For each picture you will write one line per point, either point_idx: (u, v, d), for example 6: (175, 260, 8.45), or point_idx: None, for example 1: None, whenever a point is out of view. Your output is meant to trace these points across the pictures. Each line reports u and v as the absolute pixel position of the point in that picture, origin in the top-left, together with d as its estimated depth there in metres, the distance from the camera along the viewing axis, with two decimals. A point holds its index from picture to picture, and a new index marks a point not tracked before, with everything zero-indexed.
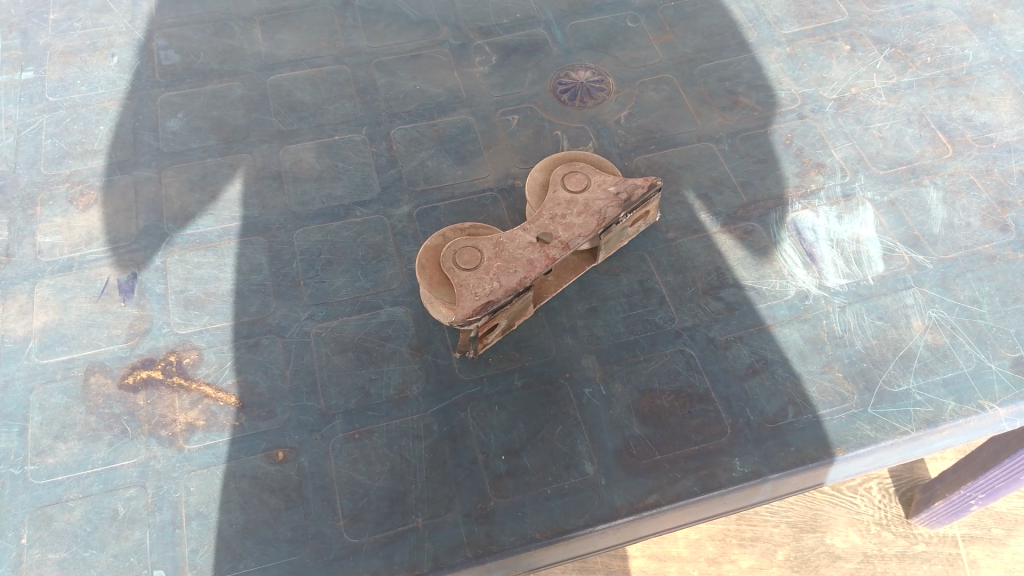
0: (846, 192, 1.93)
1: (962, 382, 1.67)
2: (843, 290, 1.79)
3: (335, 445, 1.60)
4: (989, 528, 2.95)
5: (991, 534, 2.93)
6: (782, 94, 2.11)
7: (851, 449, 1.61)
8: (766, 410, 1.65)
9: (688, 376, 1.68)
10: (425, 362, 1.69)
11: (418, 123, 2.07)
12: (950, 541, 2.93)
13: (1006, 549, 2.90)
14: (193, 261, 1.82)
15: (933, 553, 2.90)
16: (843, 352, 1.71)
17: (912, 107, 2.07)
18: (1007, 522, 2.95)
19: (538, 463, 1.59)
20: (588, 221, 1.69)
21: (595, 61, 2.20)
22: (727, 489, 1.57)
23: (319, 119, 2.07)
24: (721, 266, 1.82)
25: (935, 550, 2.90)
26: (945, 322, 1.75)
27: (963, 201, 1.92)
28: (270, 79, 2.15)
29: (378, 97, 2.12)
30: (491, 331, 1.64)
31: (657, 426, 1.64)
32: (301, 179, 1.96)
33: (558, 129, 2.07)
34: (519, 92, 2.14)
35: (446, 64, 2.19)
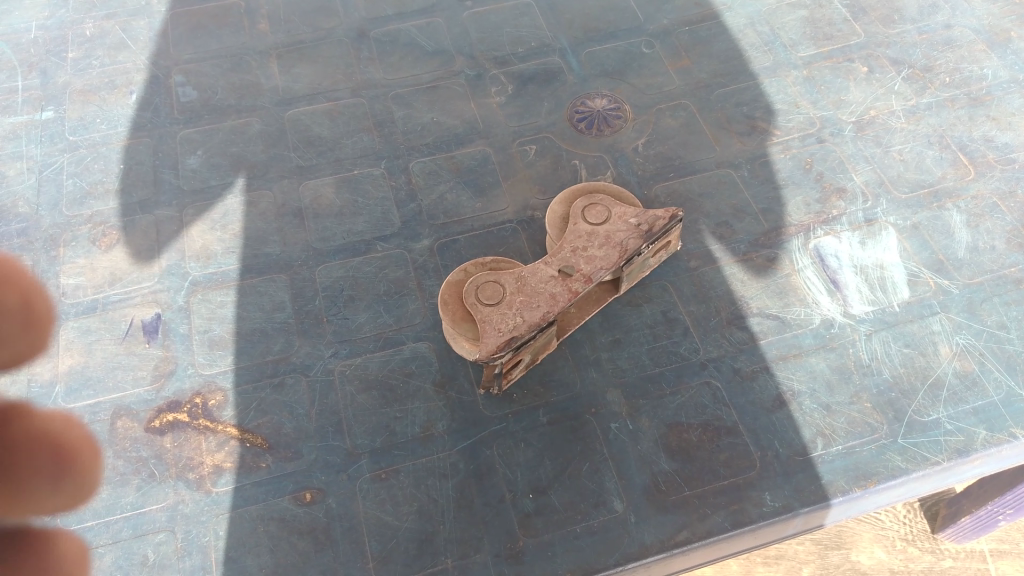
0: (869, 217, 1.92)
1: (992, 410, 1.65)
2: (868, 317, 1.77)
3: (362, 484, 1.60)
4: (1017, 542, 2.92)
5: (1019, 548, 2.91)
6: (800, 118, 2.10)
7: (882, 480, 1.58)
8: (795, 442, 1.63)
9: (715, 410, 1.67)
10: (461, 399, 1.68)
11: (436, 156, 2.08)
12: (977, 556, 2.92)
13: None
14: (216, 300, 1.83)
15: (960, 568, 2.88)
16: (871, 381, 1.69)
17: (932, 128, 2.06)
18: None
19: (566, 501, 1.58)
20: (609, 254, 1.70)
21: (611, 88, 2.20)
22: (758, 524, 1.55)
23: (338, 154, 2.09)
24: (744, 295, 1.81)
25: (962, 566, 2.89)
26: (973, 349, 1.72)
27: (987, 224, 1.90)
28: (288, 114, 2.17)
29: (396, 130, 2.13)
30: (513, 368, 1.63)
31: (685, 460, 1.62)
32: (321, 214, 1.97)
33: (576, 158, 2.07)
34: (536, 121, 2.15)
35: (462, 95, 2.20)
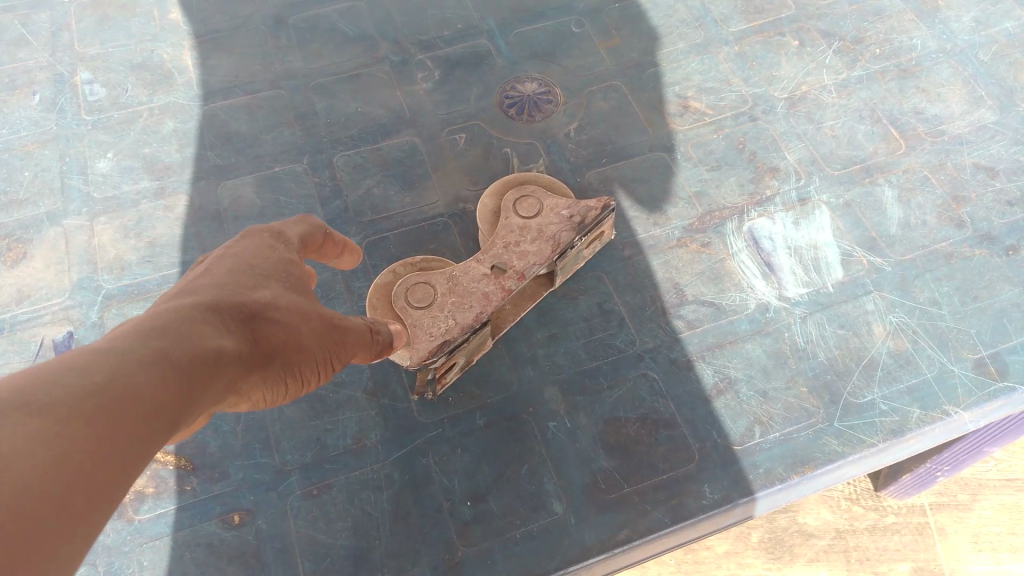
0: (802, 196, 1.90)
1: (925, 389, 1.65)
2: (803, 300, 1.76)
3: (293, 502, 1.55)
4: (955, 494, 2.96)
5: (957, 499, 2.95)
6: (732, 96, 2.06)
7: (819, 466, 1.58)
8: (732, 432, 1.62)
9: (653, 402, 1.65)
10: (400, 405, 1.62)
11: (362, 149, 2.01)
12: (918, 510, 2.94)
13: (972, 514, 2.92)
14: (132, 314, 1.78)
15: (903, 523, 2.91)
16: (807, 365, 1.68)
17: (863, 103, 2.04)
18: (972, 486, 2.97)
19: (505, 506, 1.55)
20: (542, 248, 1.65)
21: (541, 71, 2.13)
22: (698, 518, 1.54)
23: (257, 151, 2.00)
24: (679, 282, 1.79)
25: (904, 521, 2.92)
26: (906, 327, 1.72)
27: (918, 198, 1.89)
28: (204, 109, 2.07)
29: (318, 122, 2.05)
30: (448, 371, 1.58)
31: (624, 456, 1.60)
32: (241, 217, 1.91)
33: (507, 146, 2.01)
34: (464, 108, 2.08)
35: (387, 83, 2.11)
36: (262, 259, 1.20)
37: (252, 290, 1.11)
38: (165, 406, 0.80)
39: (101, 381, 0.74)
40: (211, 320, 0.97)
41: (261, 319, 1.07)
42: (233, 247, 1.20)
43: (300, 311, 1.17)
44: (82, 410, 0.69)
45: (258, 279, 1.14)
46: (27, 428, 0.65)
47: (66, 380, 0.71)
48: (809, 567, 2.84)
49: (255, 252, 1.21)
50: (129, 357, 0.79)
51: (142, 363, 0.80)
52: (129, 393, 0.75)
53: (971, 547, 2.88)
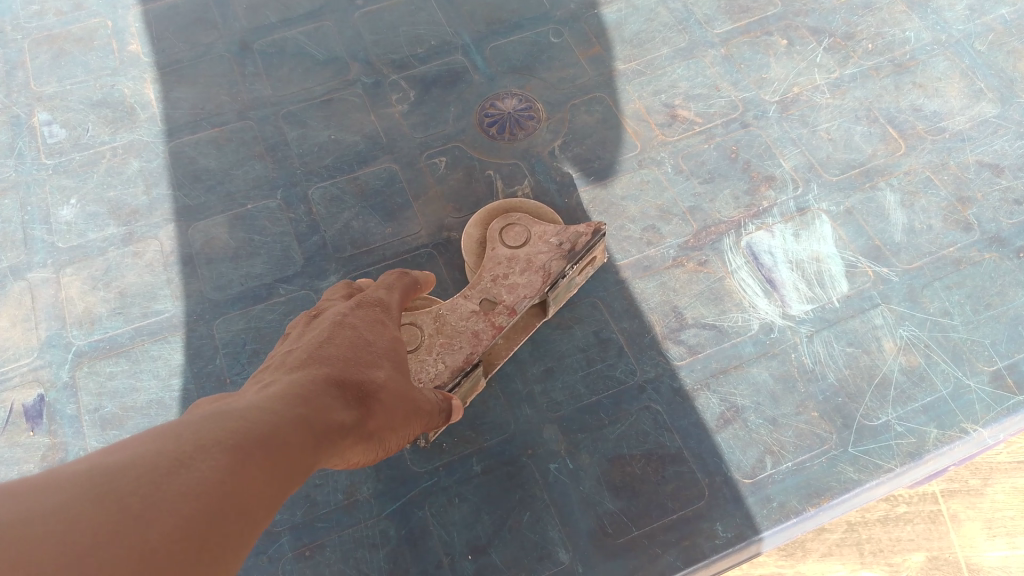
0: (801, 205, 1.81)
1: (942, 407, 1.58)
2: (809, 317, 1.68)
3: (284, 566, 1.47)
4: None
5: None
6: (721, 102, 1.97)
7: (835, 496, 1.51)
8: (743, 463, 1.54)
9: (658, 436, 1.57)
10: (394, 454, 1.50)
11: (337, 179, 1.91)
12: None
13: None
14: (105, 371, 1.69)
15: None
16: (817, 387, 1.61)
17: (858, 102, 1.95)
18: None
19: (509, 558, 1.47)
20: (532, 280, 1.55)
21: (520, 85, 2.04)
22: (712, 559, 1.47)
23: (228, 187, 1.90)
24: (678, 304, 1.70)
25: None
26: (917, 340, 1.65)
27: (922, 201, 1.81)
28: (170, 146, 1.97)
29: (290, 153, 1.95)
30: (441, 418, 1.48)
31: (631, 497, 1.52)
32: (214, 259, 1.81)
33: (490, 168, 1.92)
34: (443, 130, 1.98)
35: (360, 107, 2.02)
36: (368, 326, 1.19)
37: (366, 369, 1.10)
38: (280, 489, 0.78)
39: (229, 457, 0.72)
40: (323, 398, 0.96)
41: (366, 398, 1.05)
42: (342, 314, 1.20)
43: (401, 390, 1.14)
44: (212, 487, 0.68)
45: (369, 354, 1.13)
46: (161, 507, 0.63)
47: (189, 452, 0.70)
48: None
49: (367, 322, 1.20)
50: (255, 437, 0.78)
51: (264, 442, 0.78)
52: (255, 472, 0.73)
53: None
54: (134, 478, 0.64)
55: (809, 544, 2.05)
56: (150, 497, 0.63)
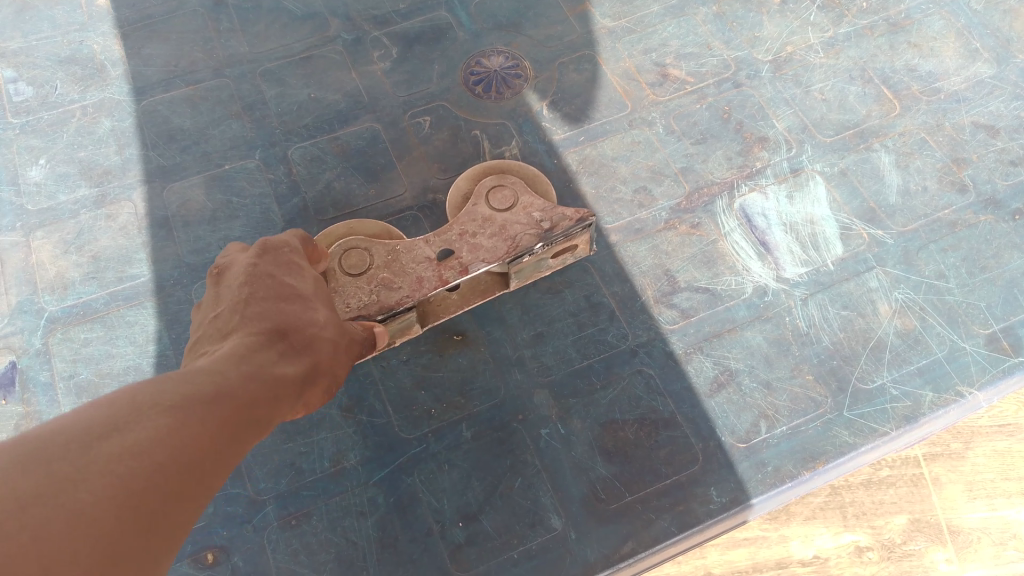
0: (794, 167, 1.78)
1: (937, 370, 1.57)
2: (803, 280, 1.65)
3: (270, 535, 1.43)
4: None
5: None
6: (713, 61, 1.92)
7: (830, 460, 1.49)
8: (737, 428, 1.52)
9: (651, 401, 1.54)
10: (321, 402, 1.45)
11: (319, 139, 1.85)
12: None
13: None
14: (79, 338, 1.63)
15: None
16: (811, 351, 1.58)
17: (853, 62, 1.91)
18: None
19: (500, 525, 1.44)
20: (497, 246, 1.49)
21: (507, 43, 1.97)
22: (706, 524, 1.45)
23: (204, 148, 1.83)
24: (670, 268, 1.67)
25: None
26: (913, 303, 1.63)
27: (916, 162, 1.78)
28: (142, 105, 1.88)
29: (269, 113, 1.88)
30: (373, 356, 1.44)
31: (624, 462, 1.49)
32: (191, 222, 1.75)
33: (477, 128, 1.86)
34: (427, 88, 1.92)
35: (341, 65, 1.94)
36: (291, 269, 1.15)
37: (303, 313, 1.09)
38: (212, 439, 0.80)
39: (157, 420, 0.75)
40: (262, 351, 0.98)
41: (310, 339, 1.06)
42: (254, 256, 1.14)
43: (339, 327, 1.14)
44: (139, 443, 0.72)
45: (302, 298, 1.11)
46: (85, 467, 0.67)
47: (125, 417, 0.73)
48: None
49: (282, 267, 1.13)
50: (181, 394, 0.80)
51: (191, 396, 0.82)
52: (182, 420, 0.78)
53: None
54: (65, 440, 0.68)
55: (792, 507, 1.97)
56: (80, 459, 0.67)
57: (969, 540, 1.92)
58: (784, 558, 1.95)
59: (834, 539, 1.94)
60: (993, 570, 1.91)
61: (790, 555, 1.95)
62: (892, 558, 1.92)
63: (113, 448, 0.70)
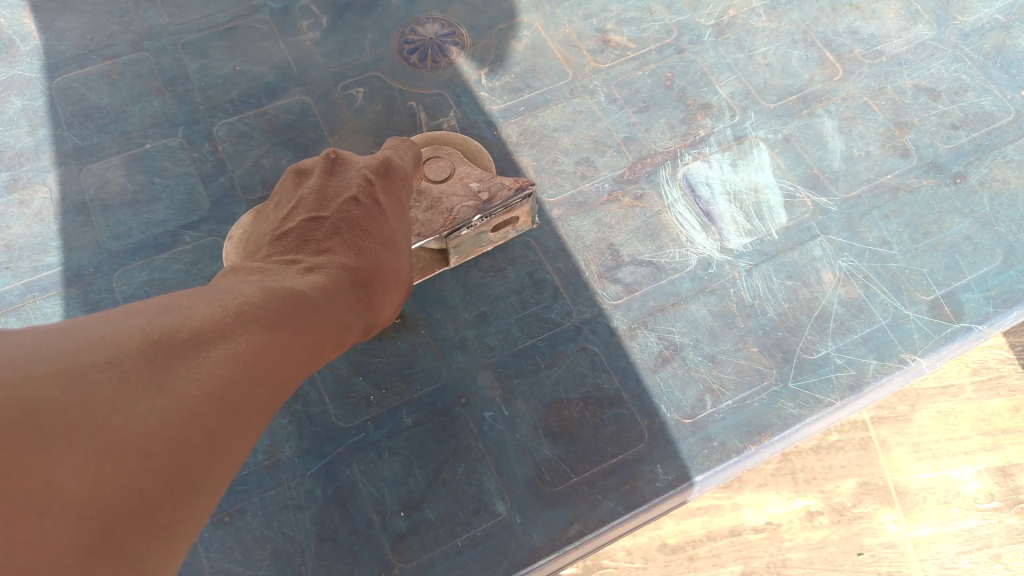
0: (738, 134, 1.74)
1: (880, 337, 1.55)
2: (747, 251, 1.63)
3: (202, 533, 1.37)
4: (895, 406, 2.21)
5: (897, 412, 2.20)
6: (655, 26, 1.87)
7: (775, 433, 1.48)
8: (682, 403, 1.50)
9: (595, 379, 1.51)
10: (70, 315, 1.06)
11: (245, 114, 1.76)
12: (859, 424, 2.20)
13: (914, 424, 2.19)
14: None
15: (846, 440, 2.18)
16: (756, 322, 1.56)
17: (796, 25, 1.87)
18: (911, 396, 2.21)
19: (442, 513, 1.40)
20: (432, 219, 1.43)
21: (442, 9, 1.89)
22: (653, 502, 1.43)
23: (123, 126, 1.73)
24: (614, 242, 1.63)
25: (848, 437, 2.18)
26: (856, 271, 1.61)
27: (860, 127, 1.76)
28: (53, 82, 1.77)
29: (191, 87, 1.78)
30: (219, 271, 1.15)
31: (569, 443, 1.46)
32: (110, 206, 1.65)
33: (412, 99, 1.79)
34: (359, 59, 1.83)
35: (267, 35, 1.85)
36: (393, 208, 1.26)
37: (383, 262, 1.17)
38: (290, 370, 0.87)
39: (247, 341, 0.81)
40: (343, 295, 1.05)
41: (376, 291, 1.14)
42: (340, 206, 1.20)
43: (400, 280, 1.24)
44: (214, 376, 0.74)
45: (394, 242, 1.22)
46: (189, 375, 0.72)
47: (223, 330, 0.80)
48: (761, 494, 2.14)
49: (390, 204, 1.25)
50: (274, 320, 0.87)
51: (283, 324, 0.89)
52: (249, 361, 0.79)
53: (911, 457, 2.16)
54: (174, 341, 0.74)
55: (745, 475, 2.16)
56: (191, 362, 0.73)
57: (915, 499, 2.12)
58: (737, 526, 2.12)
59: (786, 505, 2.12)
60: (939, 528, 2.10)
61: (743, 522, 2.12)
62: (842, 521, 2.10)
63: (179, 378, 0.71)
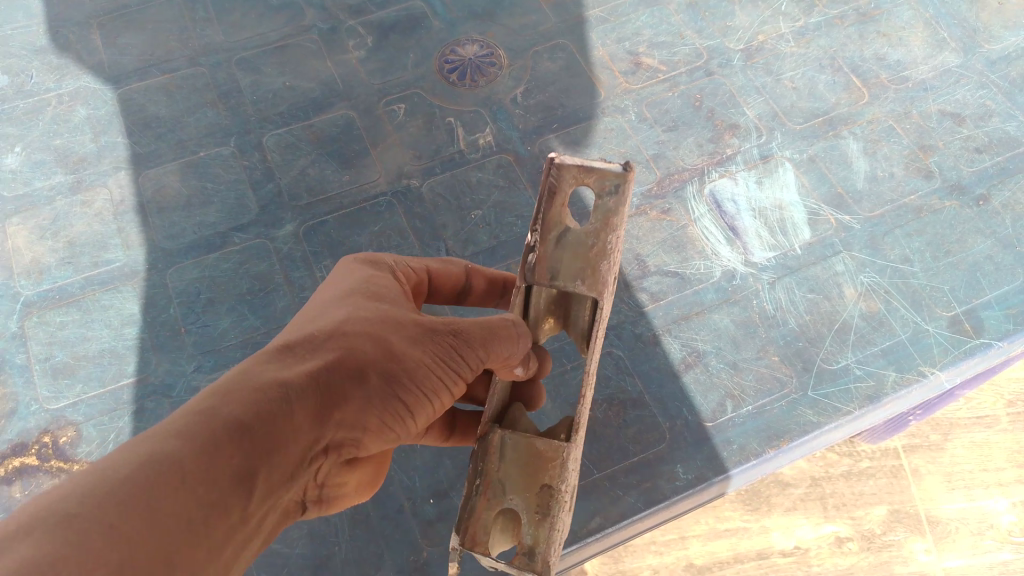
0: (764, 153, 1.80)
1: (899, 350, 1.59)
2: (771, 264, 1.68)
3: None
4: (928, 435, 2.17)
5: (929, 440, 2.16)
6: (685, 50, 1.94)
7: (794, 439, 1.51)
8: (704, 408, 1.55)
9: (620, 381, 1.57)
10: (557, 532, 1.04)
11: (293, 126, 1.86)
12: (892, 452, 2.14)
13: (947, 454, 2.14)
14: (55, 322, 1.64)
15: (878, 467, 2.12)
16: (777, 333, 1.61)
17: (823, 51, 1.93)
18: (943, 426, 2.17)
19: None
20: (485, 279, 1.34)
21: (482, 32, 1.99)
22: (673, 500, 1.47)
23: (180, 135, 1.85)
24: (641, 252, 1.69)
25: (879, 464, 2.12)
26: (878, 286, 1.65)
27: (884, 149, 1.81)
28: (118, 94, 1.89)
29: (244, 100, 1.89)
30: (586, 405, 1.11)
31: (593, 441, 1.52)
32: (166, 207, 1.76)
33: (450, 115, 1.88)
34: (402, 76, 1.93)
35: (316, 53, 1.96)
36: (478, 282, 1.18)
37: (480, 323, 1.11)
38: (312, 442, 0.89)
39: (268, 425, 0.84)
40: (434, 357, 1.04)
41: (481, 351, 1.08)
42: (365, 271, 1.11)
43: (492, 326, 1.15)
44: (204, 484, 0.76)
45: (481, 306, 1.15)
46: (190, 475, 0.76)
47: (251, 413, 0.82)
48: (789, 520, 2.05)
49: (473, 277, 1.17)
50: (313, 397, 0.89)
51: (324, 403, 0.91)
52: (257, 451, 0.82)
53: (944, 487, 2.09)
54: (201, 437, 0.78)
55: (774, 499, 2.08)
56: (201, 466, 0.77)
57: (947, 529, 2.05)
58: (765, 549, 2.02)
59: (815, 530, 2.04)
60: (970, 560, 2.03)
61: (770, 546, 2.02)
62: (871, 548, 2.02)
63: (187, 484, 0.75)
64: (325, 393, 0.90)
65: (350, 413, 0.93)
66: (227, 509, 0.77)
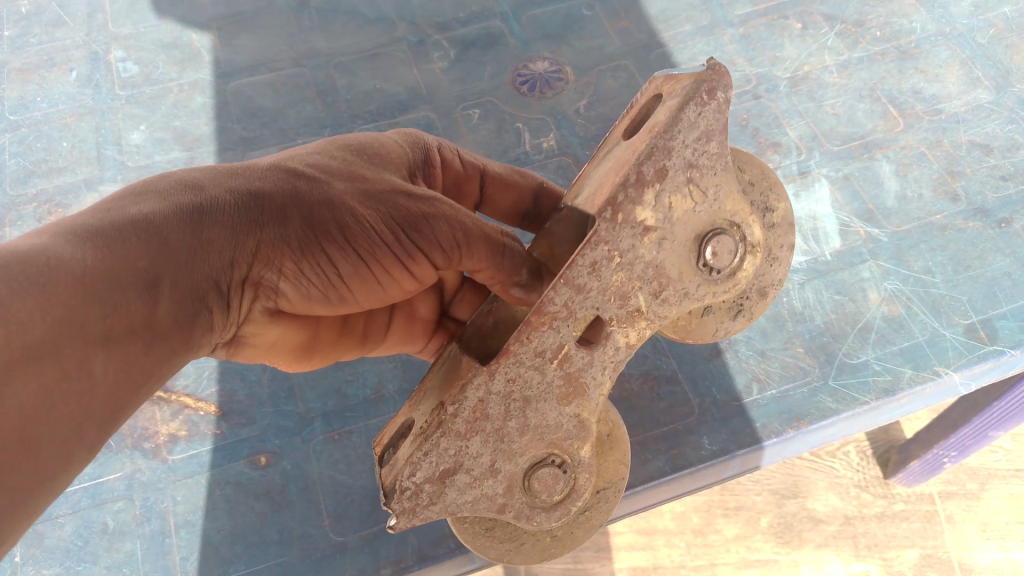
0: (803, 169, 1.98)
1: (916, 350, 1.73)
2: (802, 267, 1.84)
3: (316, 445, 1.67)
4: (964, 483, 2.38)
5: (965, 489, 2.37)
6: (736, 76, 2.14)
7: (813, 421, 1.66)
8: (731, 388, 1.71)
9: (656, 359, 1.74)
10: (429, 458, 1.05)
11: (380, 123, 2.11)
12: (926, 497, 2.37)
13: (981, 503, 2.34)
14: None
15: (911, 511, 2.34)
16: (804, 327, 1.77)
17: (863, 82, 2.11)
18: (981, 476, 2.38)
19: None
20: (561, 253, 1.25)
21: (552, 50, 2.22)
22: (696, 467, 1.63)
23: (281, 124, 2.10)
24: None
25: (914, 509, 2.34)
26: (901, 293, 1.80)
27: (915, 172, 1.97)
28: (230, 86, 2.16)
29: (339, 98, 2.14)
30: (549, 349, 1.04)
31: (628, 410, 1.69)
32: None
33: (519, 120, 2.10)
34: (479, 85, 2.16)
35: (404, 61, 2.20)
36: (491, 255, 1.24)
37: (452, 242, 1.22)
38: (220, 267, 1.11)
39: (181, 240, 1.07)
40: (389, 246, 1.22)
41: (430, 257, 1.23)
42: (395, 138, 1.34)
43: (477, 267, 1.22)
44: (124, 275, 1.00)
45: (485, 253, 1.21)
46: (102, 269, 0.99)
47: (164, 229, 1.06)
48: (818, 554, 2.26)
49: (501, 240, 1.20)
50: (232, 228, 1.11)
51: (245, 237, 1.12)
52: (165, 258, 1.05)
53: (978, 536, 2.30)
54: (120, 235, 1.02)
55: (805, 534, 2.29)
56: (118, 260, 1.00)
57: None
58: None
59: (845, 567, 2.25)
60: None
61: None
62: None
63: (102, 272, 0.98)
64: (240, 217, 1.11)
65: (266, 245, 1.13)
66: (122, 294, 0.99)
